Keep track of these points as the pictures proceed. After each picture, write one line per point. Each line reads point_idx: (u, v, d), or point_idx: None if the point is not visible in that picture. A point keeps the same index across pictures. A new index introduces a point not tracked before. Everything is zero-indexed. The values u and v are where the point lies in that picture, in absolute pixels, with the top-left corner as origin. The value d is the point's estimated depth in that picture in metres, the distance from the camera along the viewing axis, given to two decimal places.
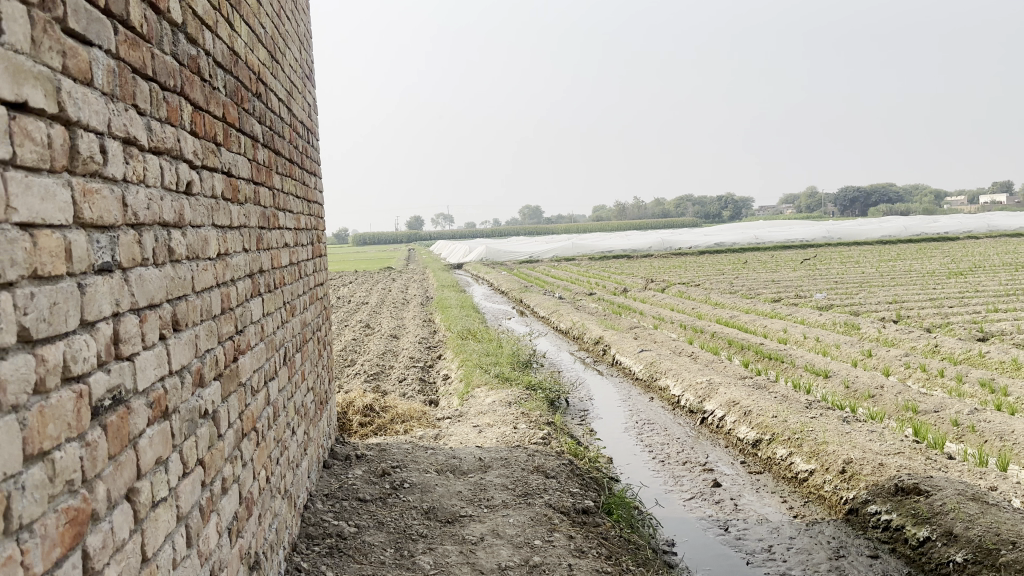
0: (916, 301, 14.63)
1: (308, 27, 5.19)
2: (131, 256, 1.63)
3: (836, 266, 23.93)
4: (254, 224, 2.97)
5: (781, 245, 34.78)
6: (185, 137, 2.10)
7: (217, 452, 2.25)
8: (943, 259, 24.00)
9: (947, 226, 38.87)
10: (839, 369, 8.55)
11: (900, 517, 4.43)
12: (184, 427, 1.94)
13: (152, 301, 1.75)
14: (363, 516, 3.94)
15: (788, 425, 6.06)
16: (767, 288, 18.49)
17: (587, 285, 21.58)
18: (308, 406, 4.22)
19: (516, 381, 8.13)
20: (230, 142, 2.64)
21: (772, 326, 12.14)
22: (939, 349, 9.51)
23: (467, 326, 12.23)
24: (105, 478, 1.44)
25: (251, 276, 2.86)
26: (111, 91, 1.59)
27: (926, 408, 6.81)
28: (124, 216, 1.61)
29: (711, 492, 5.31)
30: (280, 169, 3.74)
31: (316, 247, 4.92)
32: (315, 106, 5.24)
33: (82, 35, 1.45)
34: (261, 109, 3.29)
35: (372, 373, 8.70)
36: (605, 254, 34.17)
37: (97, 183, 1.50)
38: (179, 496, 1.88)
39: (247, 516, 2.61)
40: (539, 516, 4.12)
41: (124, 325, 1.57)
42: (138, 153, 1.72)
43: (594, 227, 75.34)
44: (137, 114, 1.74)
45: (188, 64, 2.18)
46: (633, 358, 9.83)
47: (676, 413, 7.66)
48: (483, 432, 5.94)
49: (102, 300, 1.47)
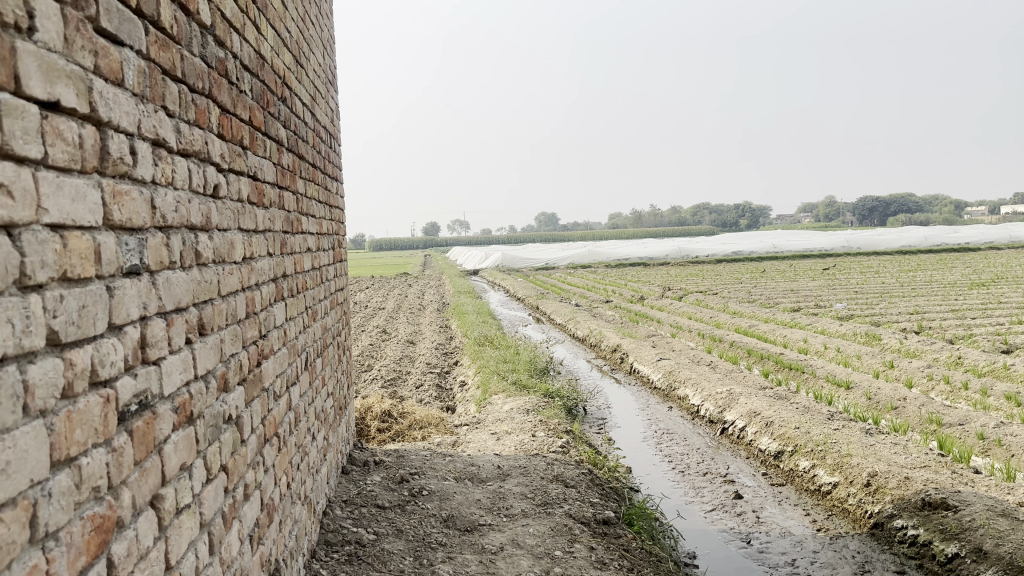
0: (938, 312, 14.48)
1: (331, 32, 5.19)
2: (159, 259, 1.61)
3: (855, 275, 23.70)
4: (278, 228, 2.95)
5: (800, 253, 34.58)
6: (213, 140, 2.08)
7: (240, 458, 2.23)
8: (964, 270, 23.77)
9: (968, 236, 38.49)
10: (861, 380, 8.45)
11: (927, 532, 4.34)
12: (208, 433, 1.92)
13: (180, 304, 1.73)
14: (382, 523, 3.91)
15: (810, 436, 5.98)
16: (787, 297, 18.34)
17: (605, 293, 21.51)
18: (328, 411, 4.21)
19: (534, 389, 8.08)
20: (256, 146, 2.62)
21: (792, 336, 12.03)
22: (963, 361, 9.38)
23: (483, 332, 12.21)
24: (131, 484, 1.42)
25: (275, 281, 2.85)
26: (142, 92, 1.58)
27: (951, 421, 6.71)
28: (152, 218, 1.59)
29: (733, 504, 5.25)
30: (303, 173, 3.74)
31: (337, 251, 4.91)
32: (337, 111, 5.24)
33: (113, 35, 1.43)
34: (285, 113, 3.27)
35: (389, 379, 8.69)
36: (622, 262, 34.09)
37: (127, 185, 1.48)
38: (202, 502, 1.85)
39: (268, 522, 2.59)
40: (559, 526, 4.07)
41: (152, 329, 1.55)
42: (166, 154, 1.70)
43: (610, 235, 75.17)
44: (166, 116, 1.72)
45: (216, 67, 2.17)
46: (652, 367, 9.76)
47: (696, 423, 7.59)
48: (501, 440, 5.90)
49: (130, 303, 1.45)
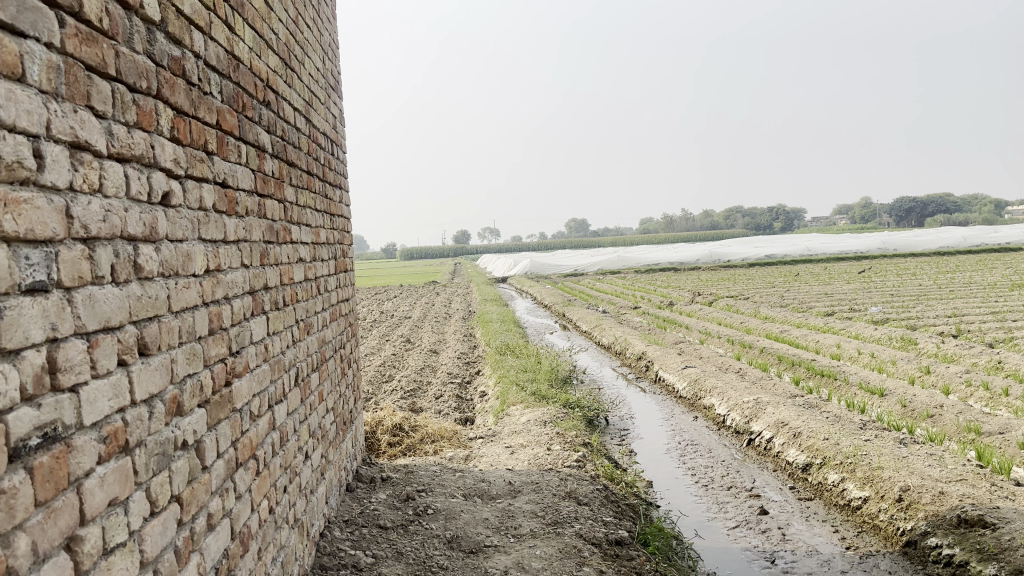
0: (977, 314, 14.02)
1: (333, 37, 5.05)
2: (77, 273, 1.45)
3: (892, 278, 23.14)
4: (257, 239, 2.80)
5: (835, 256, 33.93)
6: (163, 144, 1.93)
7: (200, 487, 2.06)
8: (1005, 271, 23.12)
9: (1009, 237, 37.48)
10: (896, 387, 8.13)
11: (964, 551, 4.03)
12: (152, 462, 1.76)
13: (109, 324, 1.57)
14: (381, 545, 3.74)
15: (840, 448, 5.70)
16: (820, 301, 17.94)
17: (633, 299, 21.23)
18: (328, 427, 4.06)
19: (554, 399, 7.88)
20: (225, 151, 2.47)
21: (825, 341, 11.69)
22: (1003, 365, 9.00)
23: (505, 341, 12.03)
24: (29, 529, 1.26)
25: (252, 293, 2.70)
26: (54, 90, 1.42)
27: (990, 429, 6.40)
28: (68, 230, 1.44)
29: (758, 520, 5.00)
30: (295, 180, 3.59)
31: (340, 262, 4.77)
32: (340, 117, 5.11)
33: (11, 26, 1.28)
34: (269, 117, 3.13)
35: (409, 390, 8.56)
36: (652, 268, 33.73)
37: (29, 192, 1.32)
38: (144, 539, 1.69)
39: (242, 553, 2.43)
40: (569, 548, 3.85)
41: (64, 351, 1.39)
42: (92, 159, 1.55)
43: (640, 240, 74.76)
44: (93, 117, 1.57)
45: (169, 66, 2.01)
46: (677, 375, 9.50)
47: (722, 433, 7.32)
48: (516, 454, 5.71)
49: (30, 324, 1.29)
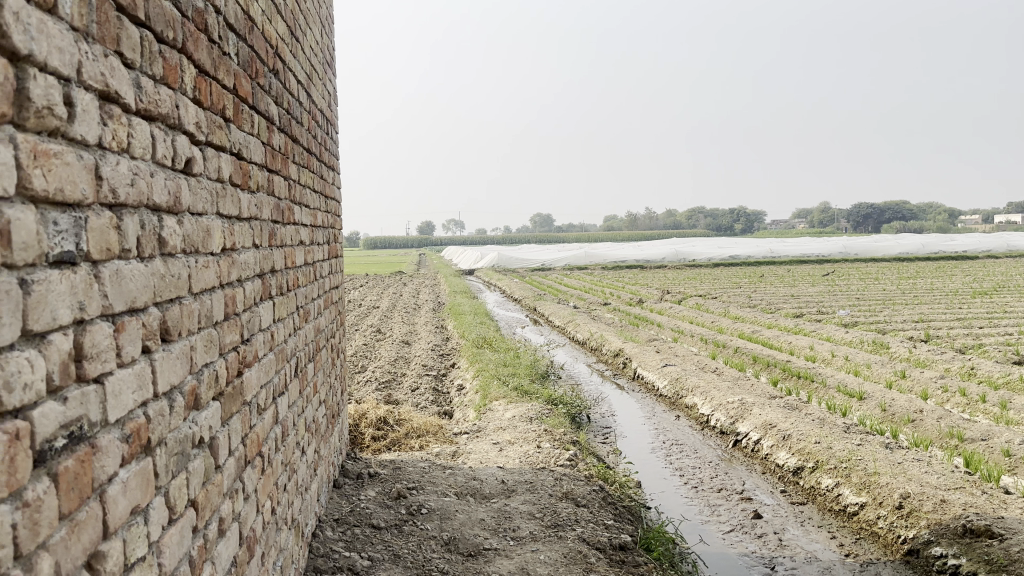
0: (944, 320, 14.17)
1: (328, 10, 4.78)
2: (105, 244, 1.24)
3: (856, 282, 23.45)
4: (266, 217, 2.58)
5: (799, 259, 34.32)
6: (186, 104, 1.72)
7: (213, 488, 1.86)
8: (964, 278, 23.52)
9: (965, 245, 38.38)
10: (875, 391, 8.13)
11: (971, 562, 3.97)
12: (172, 464, 1.55)
13: (133, 304, 1.36)
14: (377, 546, 3.54)
15: (833, 452, 5.63)
16: (788, 302, 18.03)
17: (603, 295, 21.18)
18: (319, 420, 3.84)
19: (537, 395, 7.73)
20: (240, 119, 2.26)
21: (798, 342, 11.73)
22: (976, 371, 9.07)
23: (481, 334, 11.83)
24: (53, 547, 1.05)
25: (261, 276, 2.48)
26: (86, 27, 1.20)
27: (973, 436, 6.39)
28: (97, 193, 1.22)
29: (753, 524, 4.89)
30: (297, 157, 3.37)
31: (332, 246, 4.55)
32: (333, 95, 4.84)
33: None
34: (277, 88, 2.91)
35: (384, 380, 8.33)
36: (619, 264, 33.78)
37: (58, 145, 1.11)
38: (162, 551, 1.48)
39: (248, 559, 2.22)
40: (573, 553, 3.70)
41: (92, 336, 1.18)
42: (120, 113, 1.33)
43: (604, 236, 74.97)
44: (121, 65, 1.35)
45: (193, 18, 1.79)
46: (657, 373, 9.40)
47: (706, 433, 7.23)
48: (505, 451, 5.55)
49: (58, 302, 1.09)
